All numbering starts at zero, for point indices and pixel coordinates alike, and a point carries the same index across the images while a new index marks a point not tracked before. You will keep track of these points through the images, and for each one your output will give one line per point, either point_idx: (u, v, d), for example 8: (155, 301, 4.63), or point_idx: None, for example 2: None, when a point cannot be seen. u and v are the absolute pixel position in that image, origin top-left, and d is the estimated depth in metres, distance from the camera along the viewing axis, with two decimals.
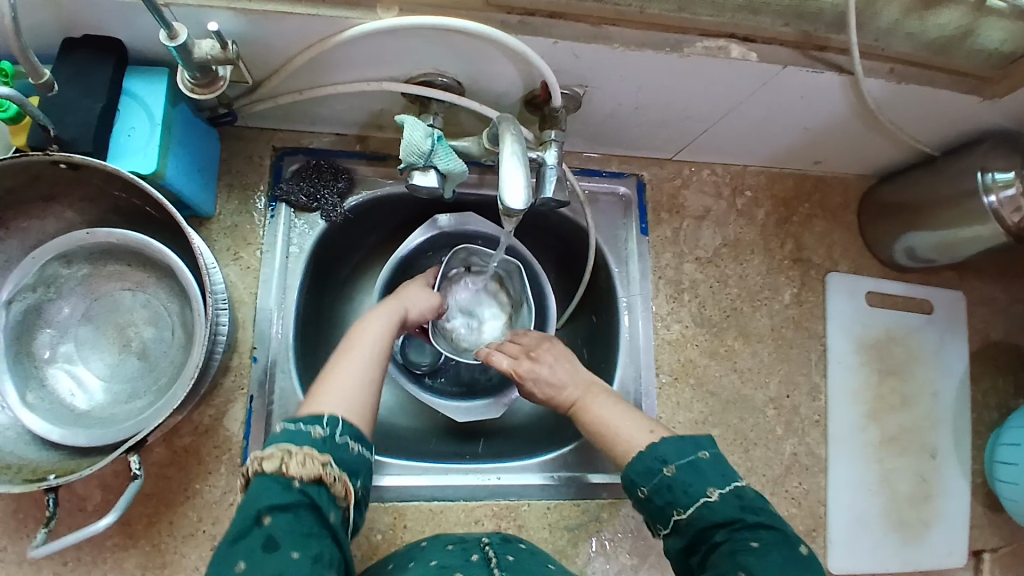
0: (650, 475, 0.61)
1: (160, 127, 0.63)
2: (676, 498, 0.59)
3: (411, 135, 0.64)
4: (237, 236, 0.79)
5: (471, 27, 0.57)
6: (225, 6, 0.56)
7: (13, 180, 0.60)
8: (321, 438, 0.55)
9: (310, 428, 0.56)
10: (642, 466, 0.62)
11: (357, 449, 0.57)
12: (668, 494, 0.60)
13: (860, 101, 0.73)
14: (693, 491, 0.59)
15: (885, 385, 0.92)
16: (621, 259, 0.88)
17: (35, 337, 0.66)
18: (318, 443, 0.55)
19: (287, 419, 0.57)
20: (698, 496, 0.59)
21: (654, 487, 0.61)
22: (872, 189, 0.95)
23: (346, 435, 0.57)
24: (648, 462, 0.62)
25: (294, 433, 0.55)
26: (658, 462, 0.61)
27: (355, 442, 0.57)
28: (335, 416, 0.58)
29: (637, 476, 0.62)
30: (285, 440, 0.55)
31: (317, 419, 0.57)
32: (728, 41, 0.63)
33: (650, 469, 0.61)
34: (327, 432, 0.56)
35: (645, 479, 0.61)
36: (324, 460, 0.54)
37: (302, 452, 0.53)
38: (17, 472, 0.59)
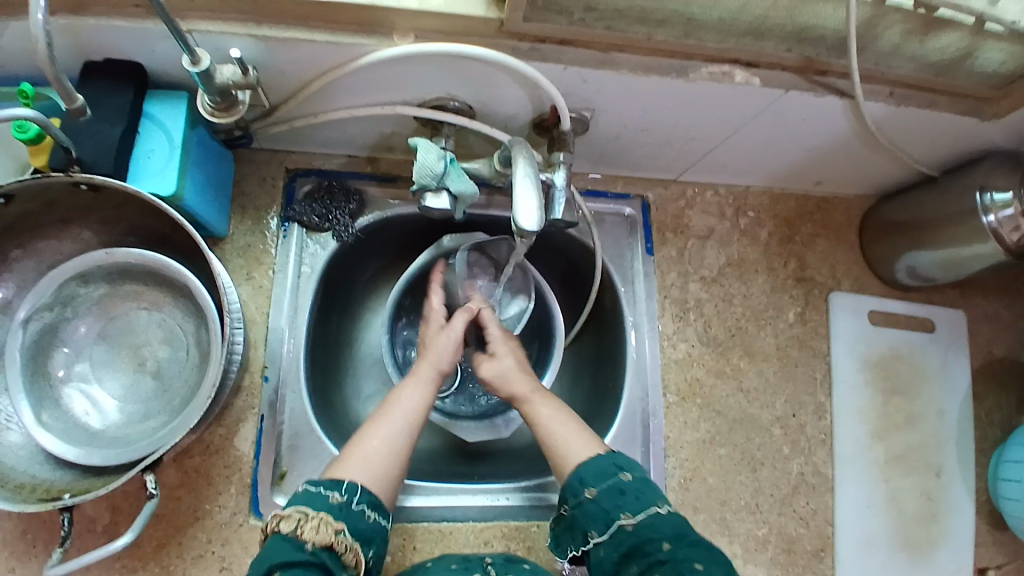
0: (604, 476, 0.64)
1: (180, 150, 0.65)
2: (626, 502, 0.63)
3: (425, 157, 0.66)
4: (249, 256, 0.80)
5: (484, 53, 0.59)
6: (244, 33, 0.58)
7: (34, 202, 0.62)
8: (338, 505, 0.59)
9: (329, 493, 0.60)
10: (596, 467, 0.65)
11: (373, 517, 0.61)
12: (618, 497, 0.63)
13: (860, 123, 0.75)
14: (644, 498, 0.63)
15: (891, 403, 0.93)
16: (627, 278, 0.89)
17: (51, 357, 0.67)
18: (333, 509, 0.59)
19: (309, 481, 0.61)
20: (647, 504, 0.63)
21: (607, 488, 0.64)
22: (872, 209, 0.97)
23: (363, 502, 0.61)
24: (605, 464, 0.65)
25: (314, 495, 0.59)
26: (613, 465, 0.65)
27: (371, 510, 0.61)
28: (354, 483, 0.61)
29: (587, 474, 0.65)
30: (304, 502, 0.59)
31: (336, 484, 0.61)
32: (731, 66, 0.65)
33: (603, 471, 0.65)
34: (344, 499, 0.60)
35: (597, 480, 0.64)
36: (338, 528, 0.58)
37: (317, 517, 0.58)
38: (31, 492, 0.59)
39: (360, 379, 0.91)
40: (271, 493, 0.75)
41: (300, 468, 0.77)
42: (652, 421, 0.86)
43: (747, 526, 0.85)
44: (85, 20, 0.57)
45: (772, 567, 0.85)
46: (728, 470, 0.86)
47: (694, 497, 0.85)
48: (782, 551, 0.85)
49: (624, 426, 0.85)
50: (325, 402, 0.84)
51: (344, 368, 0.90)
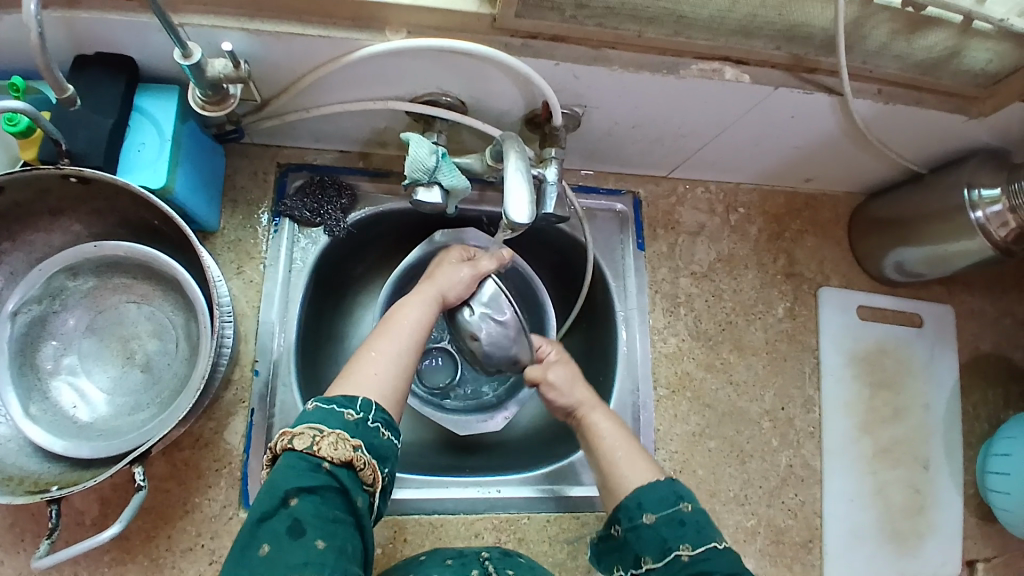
0: (665, 504, 0.62)
1: (170, 143, 0.64)
2: (687, 534, 0.60)
3: (417, 151, 0.67)
4: (240, 250, 0.80)
5: (475, 48, 0.59)
6: (237, 26, 0.58)
7: (23, 194, 0.61)
8: (353, 422, 0.57)
9: (344, 410, 0.57)
10: (657, 493, 0.63)
11: (388, 436, 0.59)
12: (677, 528, 0.60)
13: (849, 120, 0.76)
14: (705, 532, 0.60)
15: (877, 397, 0.94)
16: (618, 274, 0.90)
17: (39, 349, 0.66)
18: (349, 426, 0.56)
19: (321, 397, 0.58)
20: (707, 539, 0.60)
21: (666, 516, 0.61)
22: (861, 206, 0.98)
23: (379, 420, 0.58)
24: (667, 492, 0.63)
25: (329, 413, 0.57)
26: (675, 494, 0.63)
27: (385, 429, 0.58)
28: (368, 400, 0.59)
29: (647, 500, 0.63)
30: (318, 419, 0.56)
31: (350, 402, 0.58)
32: (722, 63, 0.66)
33: (664, 498, 0.62)
34: (359, 416, 0.57)
35: (657, 506, 0.62)
36: (355, 445, 0.56)
37: (334, 433, 0.55)
38: (19, 484, 0.59)
39: None
40: (262, 487, 0.75)
41: None
42: (641, 413, 0.86)
43: (736, 518, 0.86)
44: (75, 12, 0.56)
45: (761, 559, 0.86)
46: (718, 463, 0.87)
47: None
48: (770, 542, 0.87)
49: None
50: (317, 396, 0.84)
51: (335, 363, 0.90)
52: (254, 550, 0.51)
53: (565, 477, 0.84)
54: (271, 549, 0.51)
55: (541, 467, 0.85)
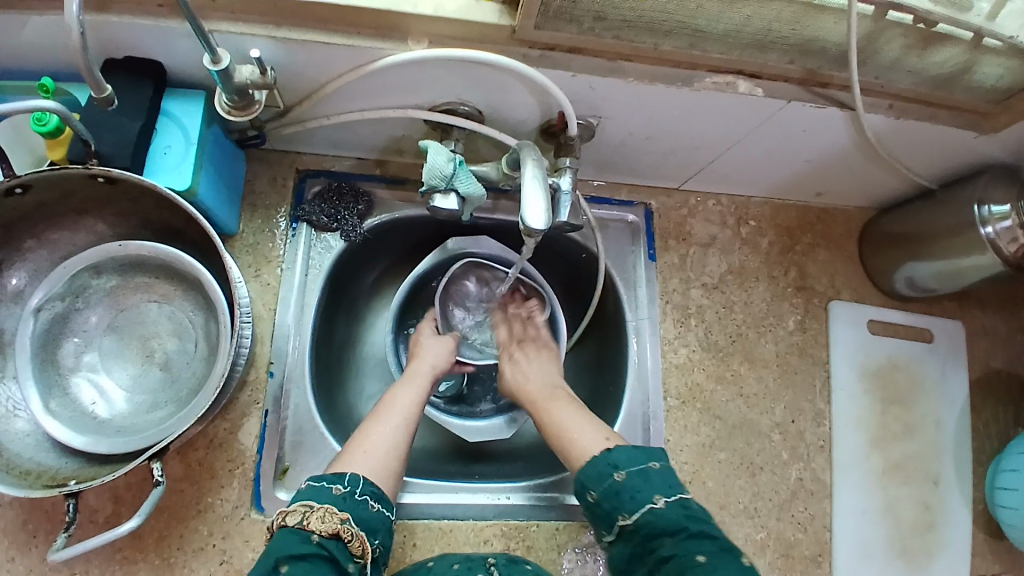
0: (602, 479, 0.63)
1: (195, 146, 0.66)
2: (623, 504, 0.61)
3: (434, 159, 0.68)
4: (258, 254, 0.81)
5: (496, 59, 0.61)
6: (265, 34, 0.60)
7: (49, 194, 0.63)
8: (341, 496, 0.60)
9: (332, 485, 0.61)
10: (593, 470, 0.64)
11: (377, 508, 0.61)
12: (615, 500, 0.62)
13: (860, 135, 0.77)
14: (641, 496, 0.61)
15: (887, 412, 0.94)
16: (630, 284, 0.91)
17: (61, 346, 0.68)
18: (337, 500, 0.59)
19: (312, 477, 0.62)
20: (644, 503, 0.61)
21: (604, 490, 0.63)
22: (871, 221, 0.99)
23: (367, 493, 0.61)
24: (602, 466, 0.64)
25: (319, 489, 0.60)
26: (609, 466, 0.64)
27: (374, 501, 0.61)
28: (356, 475, 0.62)
29: (587, 480, 0.64)
30: (309, 496, 0.59)
31: (339, 477, 0.62)
32: (736, 77, 0.67)
33: (600, 473, 0.64)
34: (347, 490, 0.60)
35: (596, 482, 0.64)
36: (343, 517, 0.58)
37: (322, 508, 0.58)
38: (37, 478, 0.60)
39: (364, 377, 0.92)
40: (274, 488, 0.76)
41: (303, 463, 0.78)
42: (651, 423, 0.87)
43: (746, 530, 0.86)
44: (109, 18, 0.59)
45: (771, 572, 0.85)
46: (728, 475, 0.87)
47: (694, 500, 0.85)
48: (781, 556, 0.86)
49: (626, 426, 0.87)
50: (329, 400, 0.85)
51: (346, 367, 0.91)
52: None
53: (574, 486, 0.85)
54: None
55: (549, 474, 0.86)
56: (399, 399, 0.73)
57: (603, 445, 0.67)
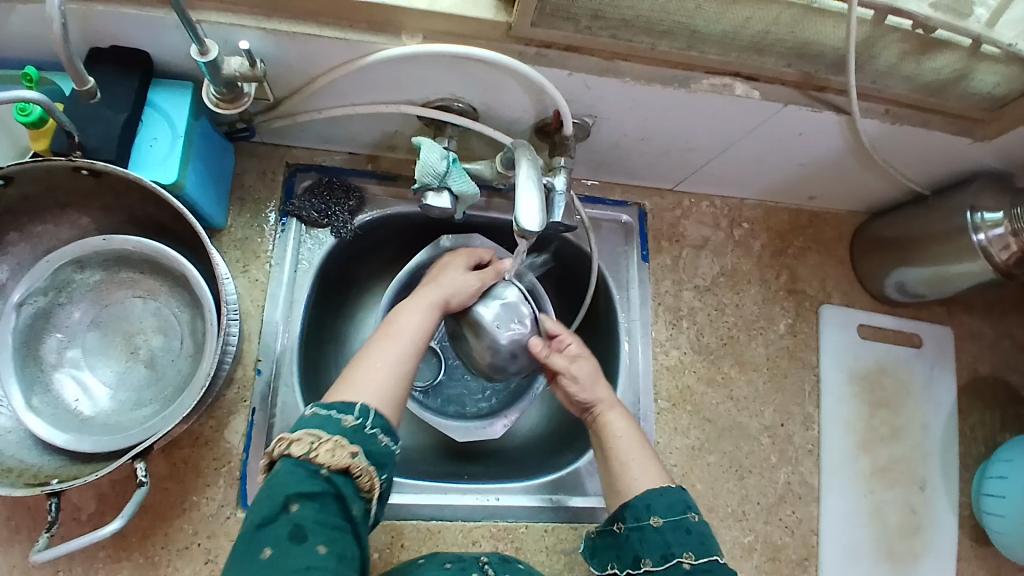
0: (674, 509, 0.63)
1: (182, 138, 0.64)
2: (691, 542, 0.61)
3: (428, 156, 0.67)
4: (247, 249, 0.80)
5: (491, 56, 0.60)
6: (254, 25, 0.58)
7: (34, 186, 0.61)
8: (351, 428, 0.54)
9: (342, 415, 0.55)
10: (668, 500, 0.63)
11: (385, 442, 0.56)
12: (683, 535, 0.61)
13: (855, 139, 0.77)
14: (709, 545, 0.61)
15: (875, 416, 0.94)
16: (622, 284, 0.90)
17: (42, 342, 0.66)
18: (346, 432, 0.54)
19: (319, 402, 0.56)
20: (711, 552, 0.61)
21: (674, 521, 0.62)
22: (863, 225, 0.99)
23: (378, 426, 0.56)
24: (678, 500, 0.63)
25: (327, 418, 0.54)
26: (685, 504, 0.63)
27: (383, 435, 0.56)
28: (367, 406, 0.56)
29: (656, 503, 0.63)
30: (317, 424, 0.54)
31: (348, 407, 0.56)
32: (733, 79, 0.67)
33: (673, 505, 0.63)
34: (358, 422, 0.55)
35: (666, 510, 0.63)
36: (353, 451, 0.53)
37: (332, 440, 0.53)
38: (18, 476, 0.59)
39: None
40: (260, 488, 0.74)
41: None
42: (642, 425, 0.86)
43: (734, 534, 0.86)
44: (94, 5, 0.57)
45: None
46: (717, 478, 0.87)
47: None
48: (768, 559, 0.86)
49: None
50: (317, 398, 0.84)
51: (335, 365, 0.89)
52: (256, 554, 0.48)
53: (563, 487, 0.84)
54: (272, 554, 0.48)
55: (538, 476, 0.85)
56: (403, 323, 0.66)
57: (671, 482, 0.66)
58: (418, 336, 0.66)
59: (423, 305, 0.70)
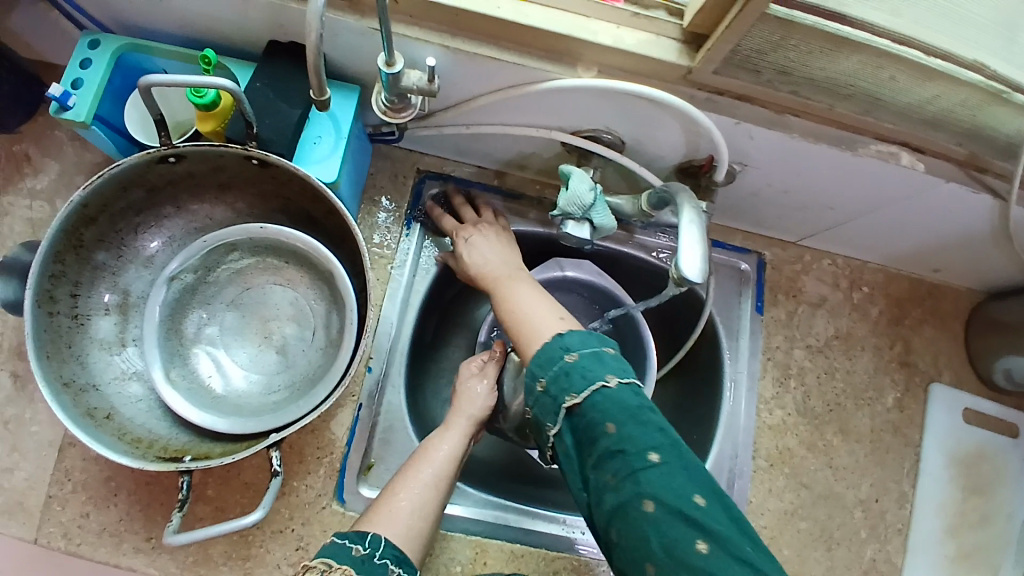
0: (575, 366, 0.53)
1: (345, 140, 0.66)
2: (588, 386, 0.52)
3: (577, 186, 0.67)
4: (370, 248, 0.81)
5: (665, 98, 0.60)
6: (440, 43, 0.60)
7: (199, 166, 0.63)
8: (361, 557, 0.55)
9: (353, 545, 0.56)
10: (545, 354, 0.55)
11: (397, 573, 0.55)
12: (578, 380, 0.52)
13: (1003, 221, 0.74)
14: (591, 375, 0.52)
15: (969, 503, 0.91)
16: (732, 333, 0.89)
17: (187, 315, 0.68)
18: (355, 562, 0.54)
19: (337, 531, 0.57)
20: (623, 381, 0.52)
21: (576, 366, 0.53)
22: (982, 304, 0.95)
23: (388, 558, 0.56)
24: (578, 358, 0.53)
25: (339, 547, 0.55)
26: (568, 358, 0.54)
27: (395, 566, 0.56)
28: (377, 535, 0.58)
29: (570, 346, 0.55)
30: (329, 552, 0.55)
31: (360, 537, 0.57)
32: (899, 148, 0.65)
33: (576, 357, 0.54)
34: (368, 552, 0.55)
35: (587, 359, 0.53)
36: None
37: (340, 569, 0.53)
38: (149, 448, 0.60)
39: (437, 384, 0.89)
40: (357, 481, 0.75)
41: (388, 462, 0.77)
42: (736, 480, 0.85)
43: None
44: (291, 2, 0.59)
45: None
46: (805, 545, 0.85)
47: None
48: None
49: None
50: (417, 404, 0.85)
51: (435, 371, 0.89)
52: None
53: None
54: None
55: None
56: (437, 453, 0.68)
57: (565, 331, 0.57)
58: (446, 470, 0.67)
59: (462, 427, 0.71)
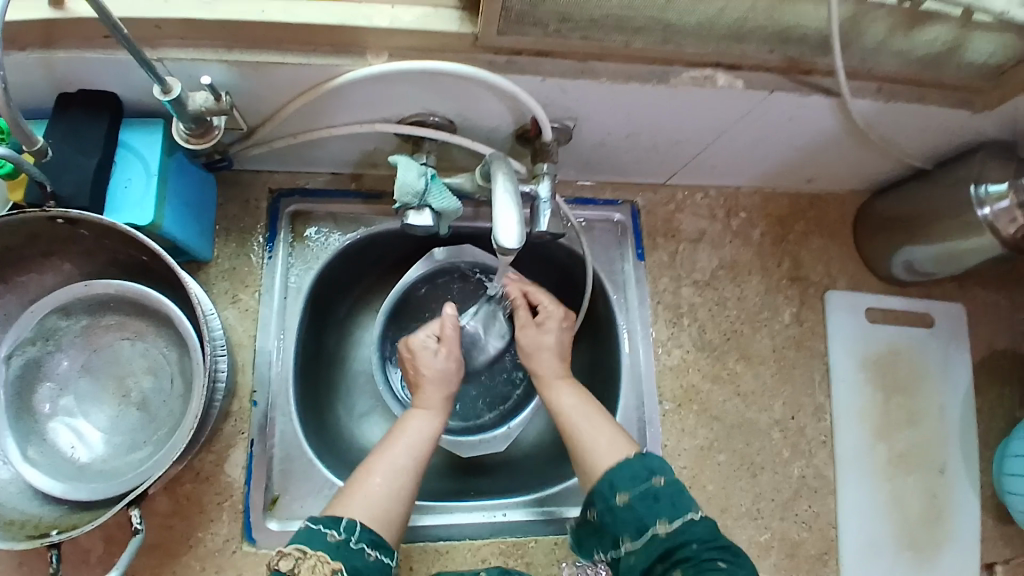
0: (637, 481, 0.62)
1: (156, 177, 0.64)
2: (662, 510, 0.60)
3: (405, 175, 0.67)
4: (234, 279, 0.79)
5: (458, 68, 0.58)
6: (216, 59, 0.58)
7: (11, 238, 0.62)
8: (336, 543, 0.57)
9: (327, 530, 0.58)
10: (629, 472, 0.62)
11: (374, 556, 0.58)
12: (652, 504, 0.60)
13: (849, 120, 0.73)
14: (681, 505, 0.60)
15: (891, 401, 0.91)
16: (619, 285, 0.89)
17: (36, 391, 0.69)
18: (331, 548, 0.56)
19: (309, 517, 0.59)
20: (682, 512, 0.60)
21: (640, 495, 0.61)
22: (866, 204, 0.96)
23: (363, 541, 0.58)
24: (639, 469, 0.62)
25: (312, 533, 0.57)
26: (645, 470, 0.62)
27: (371, 549, 0.58)
28: (353, 521, 0.59)
29: (619, 480, 0.62)
30: (303, 539, 0.57)
31: (335, 522, 0.59)
32: (714, 70, 0.64)
33: (634, 476, 0.62)
34: (342, 537, 0.58)
35: (630, 486, 0.62)
36: (334, 568, 0.55)
37: (314, 555, 0.55)
38: (20, 529, 0.61)
39: (354, 396, 0.90)
40: (264, 519, 0.75)
41: (293, 493, 0.76)
42: (647, 429, 0.85)
43: (749, 533, 0.84)
44: (55, 53, 0.57)
45: (776, 573, 0.84)
46: (729, 477, 0.85)
47: (694, 505, 0.84)
48: (785, 556, 0.84)
49: None
50: (318, 424, 0.84)
51: (338, 387, 0.89)
52: None
53: (569, 500, 0.83)
54: None
55: (545, 489, 0.84)
56: (411, 428, 0.69)
57: (632, 449, 0.66)
58: (421, 452, 0.68)
59: (438, 396, 0.72)
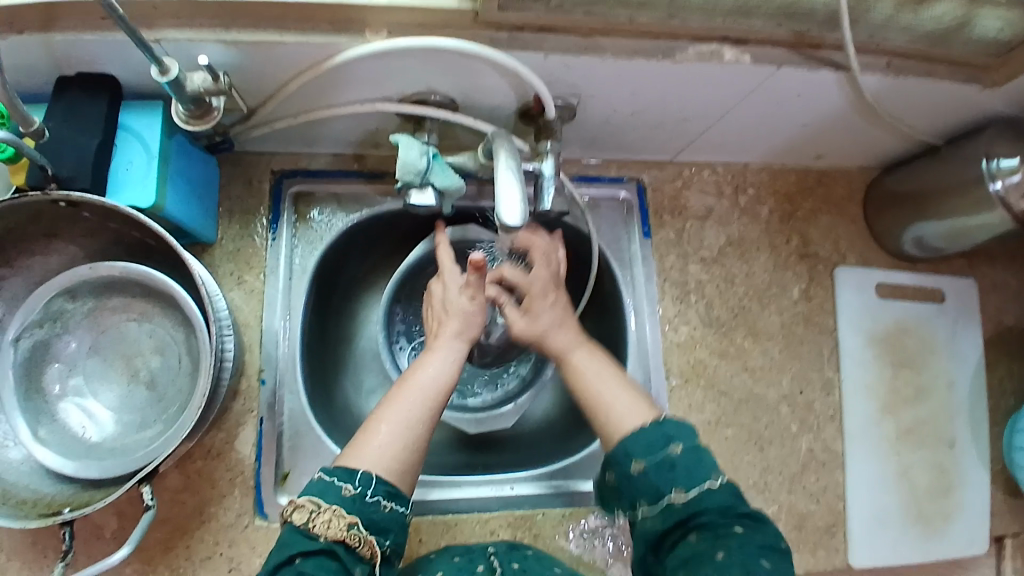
0: (653, 449, 0.60)
1: (157, 159, 0.64)
2: (678, 477, 0.59)
3: (407, 154, 0.66)
4: (239, 260, 0.79)
5: (459, 45, 0.57)
6: (214, 38, 0.57)
7: (16, 220, 0.63)
8: (351, 497, 0.56)
9: (342, 484, 0.57)
10: (644, 440, 0.61)
11: (390, 507, 0.58)
12: (669, 472, 0.59)
13: (859, 95, 0.72)
14: (698, 473, 0.59)
15: (898, 378, 0.91)
16: (625, 264, 0.89)
17: (45, 373, 0.70)
18: (345, 502, 0.56)
19: (324, 468, 0.59)
20: (700, 479, 0.59)
21: (657, 462, 0.59)
22: (876, 180, 0.94)
23: (379, 493, 0.58)
24: (654, 436, 0.61)
25: (328, 485, 0.57)
26: (662, 437, 0.61)
27: (386, 501, 0.58)
28: (368, 472, 0.58)
29: (635, 449, 0.61)
30: (317, 491, 0.57)
31: (350, 475, 0.58)
32: (720, 45, 0.63)
33: (651, 444, 0.61)
34: (358, 491, 0.57)
35: (645, 453, 0.60)
36: (350, 521, 0.56)
37: (329, 510, 0.55)
38: (32, 507, 0.62)
39: (361, 375, 0.91)
40: (275, 494, 0.76)
41: (302, 468, 0.78)
42: None
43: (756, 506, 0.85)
44: (52, 35, 0.56)
45: None
46: (736, 452, 0.86)
47: None
48: (793, 529, 0.85)
49: None
50: (326, 403, 0.85)
51: (347, 365, 0.90)
52: None
53: (574, 476, 0.84)
54: None
55: (551, 464, 0.85)
56: (422, 380, 0.66)
57: (651, 416, 0.64)
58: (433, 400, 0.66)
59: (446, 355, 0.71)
